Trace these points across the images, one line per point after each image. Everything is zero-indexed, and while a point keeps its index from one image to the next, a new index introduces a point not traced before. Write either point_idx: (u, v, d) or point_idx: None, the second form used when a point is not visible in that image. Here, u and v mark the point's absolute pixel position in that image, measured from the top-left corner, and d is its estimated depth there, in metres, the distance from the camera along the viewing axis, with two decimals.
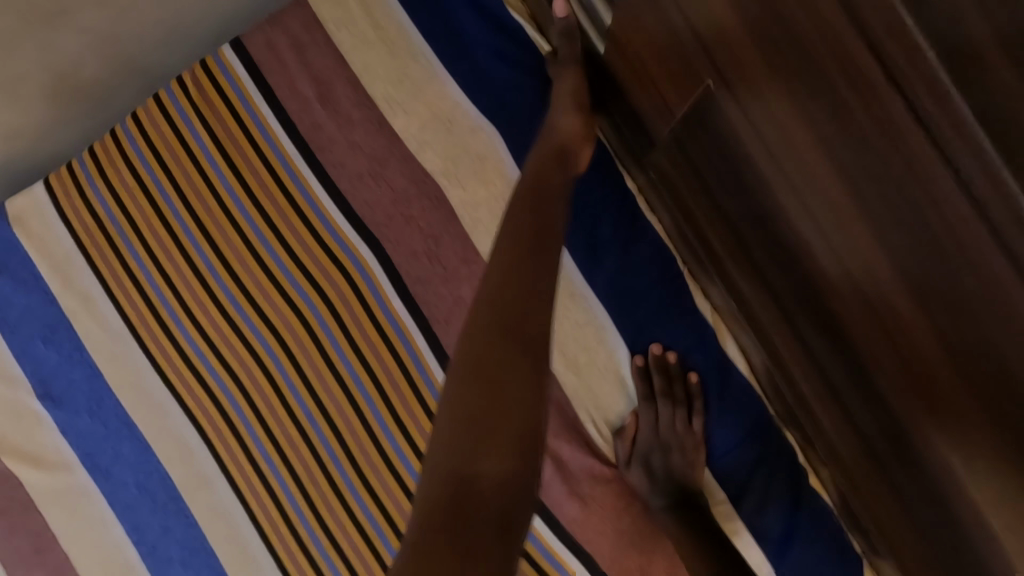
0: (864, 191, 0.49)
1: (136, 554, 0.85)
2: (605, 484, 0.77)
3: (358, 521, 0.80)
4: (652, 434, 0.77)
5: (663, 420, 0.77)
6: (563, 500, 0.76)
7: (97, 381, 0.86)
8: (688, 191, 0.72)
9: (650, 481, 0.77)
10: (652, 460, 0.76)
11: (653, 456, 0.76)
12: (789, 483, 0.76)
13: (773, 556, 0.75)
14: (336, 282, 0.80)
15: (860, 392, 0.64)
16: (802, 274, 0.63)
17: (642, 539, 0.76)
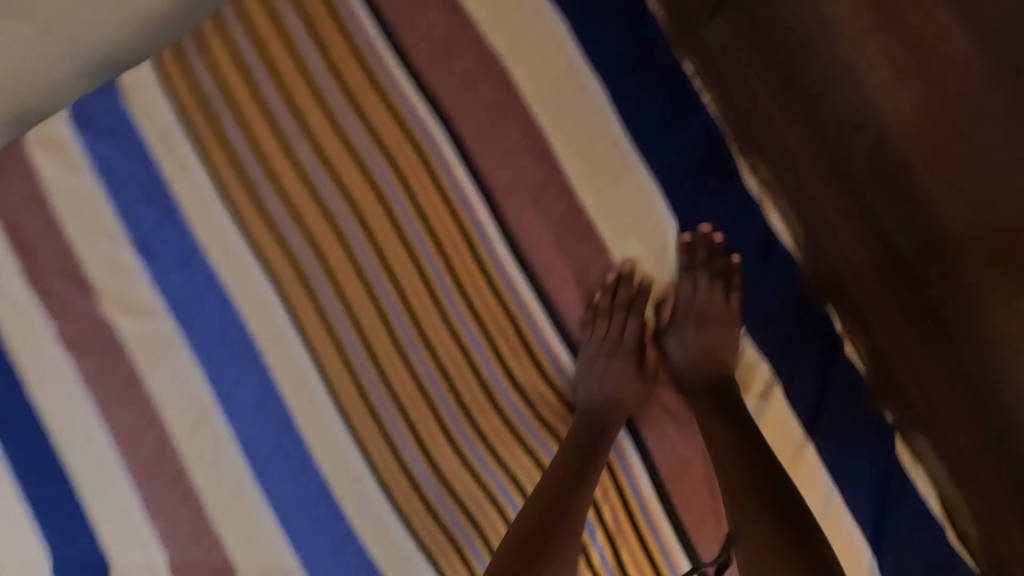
0: (986, 17, 0.58)
1: (212, 400, 0.96)
2: (642, 352, 0.87)
3: (419, 378, 0.89)
4: (690, 305, 0.83)
5: (701, 291, 0.83)
6: (599, 354, 0.86)
7: (186, 240, 0.96)
8: (746, 57, 0.80)
9: (687, 350, 0.84)
10: (687, 329, 0.84)
11: (688, 326, 0.84)
12: (823, 349, 0.81)
13: (807, 421, 0.81)
14: (411, 153, 0.88)
15: (913, 233, 0.71)
16: (865, 122, 0.71)
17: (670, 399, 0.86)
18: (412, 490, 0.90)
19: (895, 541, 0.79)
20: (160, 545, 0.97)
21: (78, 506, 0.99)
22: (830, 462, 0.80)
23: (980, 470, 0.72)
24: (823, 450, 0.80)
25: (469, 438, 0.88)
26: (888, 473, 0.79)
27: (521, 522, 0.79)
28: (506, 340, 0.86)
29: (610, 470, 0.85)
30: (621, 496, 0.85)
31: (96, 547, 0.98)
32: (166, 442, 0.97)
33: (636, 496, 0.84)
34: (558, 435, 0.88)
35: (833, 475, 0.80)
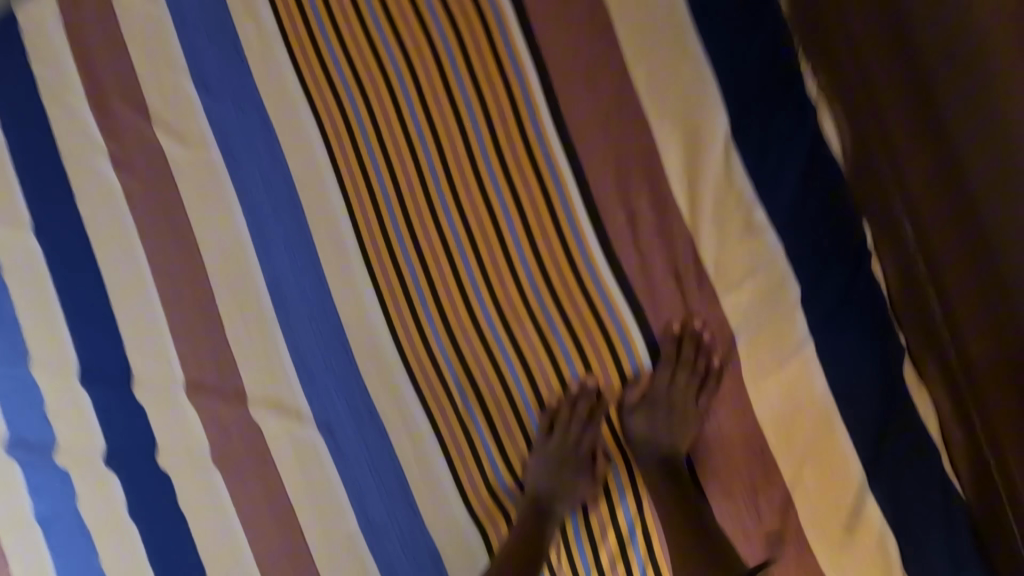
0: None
1: (246, 236, 1.00)
2: (672, 247, 0.84)
3: (444, 237, 0.91)
4: (668, 369, 0.85)
5: (680, 383, 0.84)
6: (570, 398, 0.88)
7: (243, 76, 0.98)
8: None
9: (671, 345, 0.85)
10: (657, 417, 0.86)
11: (659, 386, 0.86)
12: (852, 261, 0.80)
13: (816, 328, 0.81)
14: (473, 11, 0.87)
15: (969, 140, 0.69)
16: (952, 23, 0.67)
17: (639, 412, 0.87)
18: (421, 344, 0.93)
19: (892, 461, 0.79)
20: (181, 365, 1.03)
21: (112, 317, 1.05)
22: (832, 374, 0.81)
23: (989, 389, 0.73)
24: (825, 358, 0.81)
25: (484, 303, 0.90)
26: (892, 396, 0.80)
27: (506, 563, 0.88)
28: (535, 212, 0.87)
29: (615, 358, 0.88)
30: (620, 372, 0.88)
31: (125, 358, 1.05)
32: (200, 269, 1.02)
33: (617, 480, 0.91)
34: (564, 311, 0.88)
35: (831, 385, 0.81)
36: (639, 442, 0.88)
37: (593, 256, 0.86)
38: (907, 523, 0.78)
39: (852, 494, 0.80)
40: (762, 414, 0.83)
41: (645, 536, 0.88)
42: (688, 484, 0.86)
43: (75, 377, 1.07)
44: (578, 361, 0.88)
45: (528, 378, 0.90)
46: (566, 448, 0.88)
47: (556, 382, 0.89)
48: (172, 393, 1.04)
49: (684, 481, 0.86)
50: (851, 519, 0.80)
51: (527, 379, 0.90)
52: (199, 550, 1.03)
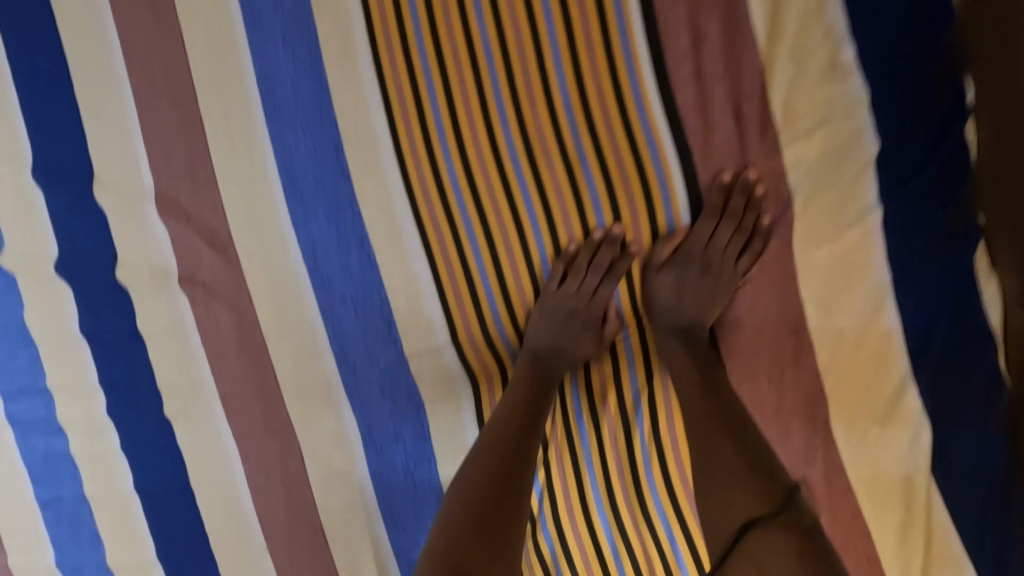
0: None
1: (239, 20, 0.84)
2: (738, 83, 0.72)
3: (472, 43, 0.77)
4: (711, 224, 0.75)
5: (721, 239, 0.75)
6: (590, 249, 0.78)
7: None
8: None
9: (716, 198, 0.75)
10: (687, 277, 0.77)
11: (696, 242, 0.76)
12: (941, 119, 0.69)
13: (886, 190, 0.71)
14: None
15: None
16: None
17: (667, 272, 0.78)
18: (427, 168, 0.81)
19: (941, 351, 0.72)
20: (149, 169, 0.90)
21: (69, 104, 0.88)
22: (895, 246, 0.72)
23: None
24: (890, 227, 0.71)
25: (508, 130, 0.79)
26: (954, 280, 0.72)
27: (493, 476, 0.80)
28: (585, 23, 0.74)
29: (649, 209, 0.77)
30: (652, 226, 0.78)
31: (85, 152, 0.90)
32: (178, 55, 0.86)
33: (628, 348, 0.83)
34: (601, 149, 0.77)
35: (891, 258, 0.72)
36: (660, 306, 0.79)
37: (643, 84, 0.74)
38: (950, 419, 0.72)
39: (891, 382, 0.73)
40: (807, 284, 0.74)
41: (651, 404, 0.82)
42: (707, 355, 0.77)
43: (26, 170, 0.91)
44: (606, 208, 0.78)
45: (547, 221, 0.79)
46: (580, 302, 0.80)
47: (578, 230, 0.79)
48: (139, 202, 0.91)
49: (703, 352, 0.78)
50: (887, 411, 0.73)
51: (545, 223, 0.80)
52: (158, 377, 0.94)
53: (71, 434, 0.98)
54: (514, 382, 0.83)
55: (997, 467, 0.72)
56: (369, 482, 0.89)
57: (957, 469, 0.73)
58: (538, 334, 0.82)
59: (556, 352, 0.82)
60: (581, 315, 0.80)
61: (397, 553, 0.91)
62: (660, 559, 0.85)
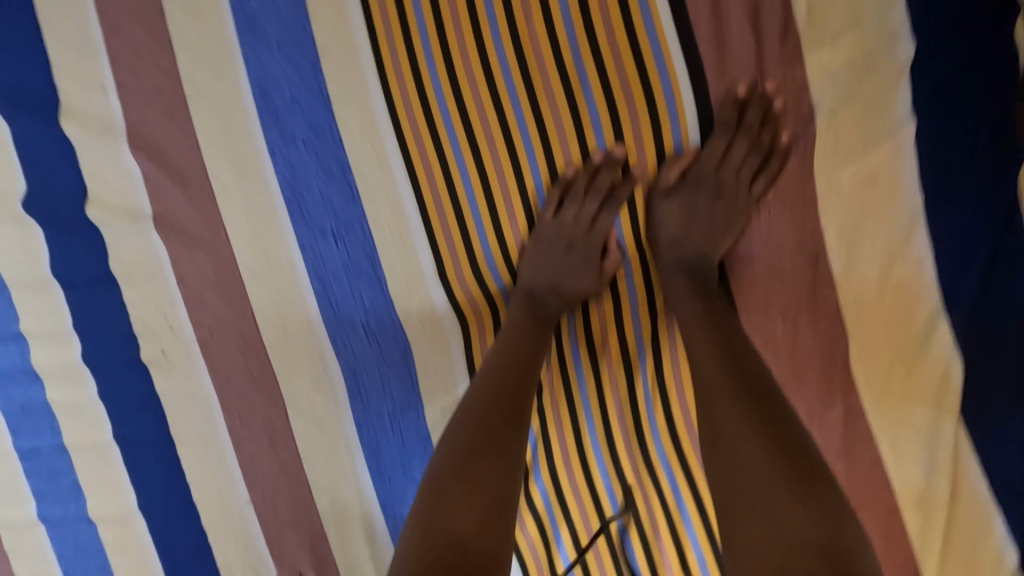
0: None
1: None
2: None
3: None
4: (723, 140, 0.70)
5: (733, 158, 0.70)
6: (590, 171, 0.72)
7: None
8: None
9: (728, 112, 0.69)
10: (697, 202, 0.72)
11: (706, 162, 0.71)
12: (988, 19, 0.61)
13: (919, 104, 0.64)
14: None
15: None
16: None
17: (674, 198, 0.72)
18: (412, 85, 0.74)
19: (975, 284, 0.65)
20: (119, 96, 0.82)
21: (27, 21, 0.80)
22: (926, 167, 0.65)
23: None
24: (922, 145, 0.64)
25: (501, 43, 0.71)
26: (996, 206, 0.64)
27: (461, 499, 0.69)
28: None
29: (654, 130, 0.70)
30: (657, 147, 0.71)
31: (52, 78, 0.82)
32: None
33: (629, 281, 0.77)
34: (602, 63, 0.69)
35: (921, 180, 0.65)
36: (666, 236, 0.73)
37: None
38: (989, 356, 0.65)
39: (919, 316, 0.67)
40: (830, 210, 0.68)
41: (654, 342, 0.77)
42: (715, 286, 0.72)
43: None
44: (607, 126, 0.71)
45: (542, 142, 0.73)
46: (578, 232, 0.75)
47: (576, 152, 0.72)
48: (111, 134, 0.84)
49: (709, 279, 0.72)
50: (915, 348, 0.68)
51: (540, 144, 0.73)
52: (133, 320, 0.88)
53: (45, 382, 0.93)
54: (508, 320, 0.78)
55: None
56: (352, 426, 0.84)
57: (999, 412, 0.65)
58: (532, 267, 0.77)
59: (553, 288, 0.76)
60: (579, 245, 0.75)
61: (382, 504, 0.86)
62: (660, 501, 0.81)
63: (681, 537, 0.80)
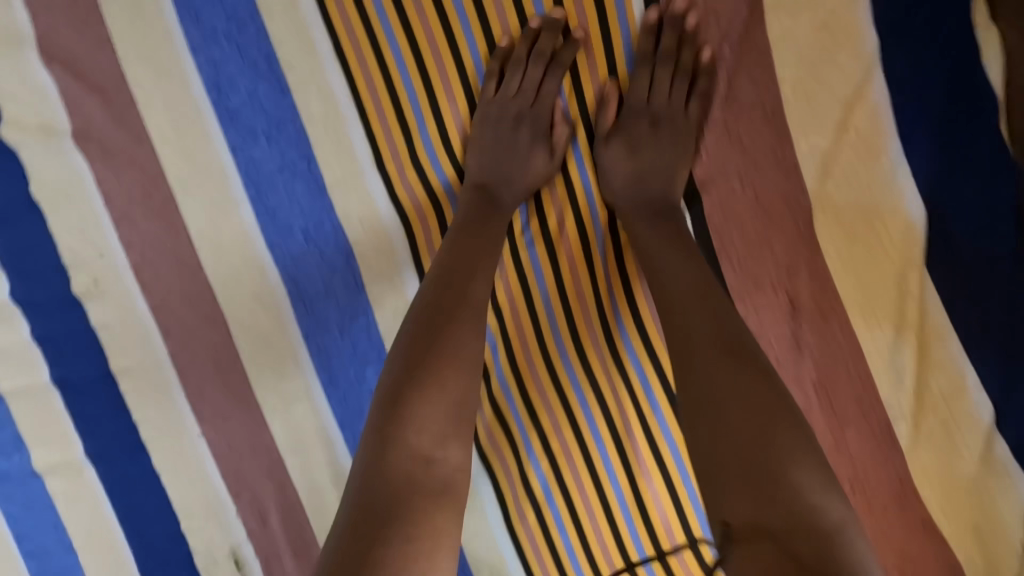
0: None
1: None
2: None
3: None
4: (649, 70, 0.70)
5: (661, 93, 0.71)
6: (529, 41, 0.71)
7: None
8: None
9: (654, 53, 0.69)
10: (639, 136, 0.71)
11: (636, 96, 0.71)
12: None
13: None
14: None
15: None
16: None
17: (615, 140, 0.72)
18: None
19: (934, 137, 0.62)
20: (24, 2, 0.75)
21: None
22: (879, 11, 0.62)
23: None
24: None
25: None
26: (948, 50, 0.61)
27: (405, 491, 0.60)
28: None
29: None
30: (598, 6, 0.69)
31: None
32: None
33: (578, 156, 0.75)
34: None
35: (875, 27, 0.62)
36: (615, 178, 0.71)
37: None
38: (951, 199, 0.63)
39: (880, 166, 0.64)
40: (785, 63, 0.65)
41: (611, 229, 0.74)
42: (656, 159, 0.70)
43: None
44: None
45: (477, 12, 0.70)
46: (519, 104, 0.73)
47: (515, 20, 0.71)
48: (18, 49, 0.77)
49: (653, 181, 0.70)
50: (868, 200, 0.65)
51: (476, 15, 0.70)
52: (60, 251, 0.82)
53: None
54: (458, 218, 0.73)
55: (999, 266, 0.63)
56: (299, 342, 0.80)
57: (961, 263, 0.64)
58: (478, 146, 0.74)
59: (500, 174, 0.73)
60: (525, 118, 0.73)
61: (337, 424, 0.82)
62: (630, 395, 0.76)
63: (649, 421, 0.76)
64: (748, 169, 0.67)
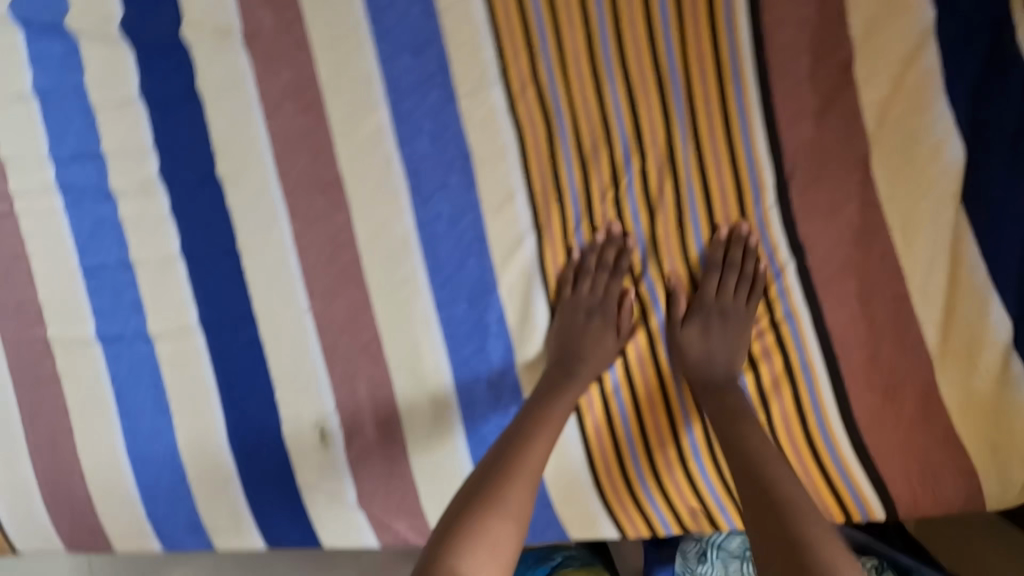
0: None
1: None
2: None
3: None
4: (721, 278, 0.83)
5: (731, 293, 0.83)
6: (601, 276, 0.86)
7: None
8: None
9: (721, 277, 0.83)
10: (711, 323, 0.84)
11: (708, 291, 0.84)
12: None
13: None
14: None
15: None
16: None
17: (691, 323, 0.85)
18: None
19: (974, 96, 0.76)
20: None
21: None
22: None
23: None
24: None
25: None
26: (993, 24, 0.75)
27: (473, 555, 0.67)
28: None
29: None
30: (724, 124, 0.81)
31: None
32: None
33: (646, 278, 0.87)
34: None
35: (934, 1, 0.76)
36: (691, 353, 0.84)
37: None
38: (985, 148, 0.76)
39: (925, 120, 0.77)
40: (856, 43, 0.78)
41: (706, 181, 0.82)
42: (722, 343, 0.83)
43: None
44: None
45: (623, 75, 0.83)
46: (594, 303, 0.87)
47: (660, 122, 0.83)
48: None
49: (719, 359, 0.83)
50: (914, 132, 0.77)
51: (619, 68, 0.83)
52: (212, 136, 0.95)
53: (121, 199, 1.00)
54: (540, 383, 0.87)
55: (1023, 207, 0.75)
56: (411, 229, 0.90)
57: (992, 202, 0.76)
58: (559, 328, 0.89)
59: (575, 356, 0.87)
60: (593, 327, 0.86)
61: (434, 308, 0.91)
62: (699, 422, 0.88)
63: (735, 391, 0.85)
64: (825, 98, 0.79)
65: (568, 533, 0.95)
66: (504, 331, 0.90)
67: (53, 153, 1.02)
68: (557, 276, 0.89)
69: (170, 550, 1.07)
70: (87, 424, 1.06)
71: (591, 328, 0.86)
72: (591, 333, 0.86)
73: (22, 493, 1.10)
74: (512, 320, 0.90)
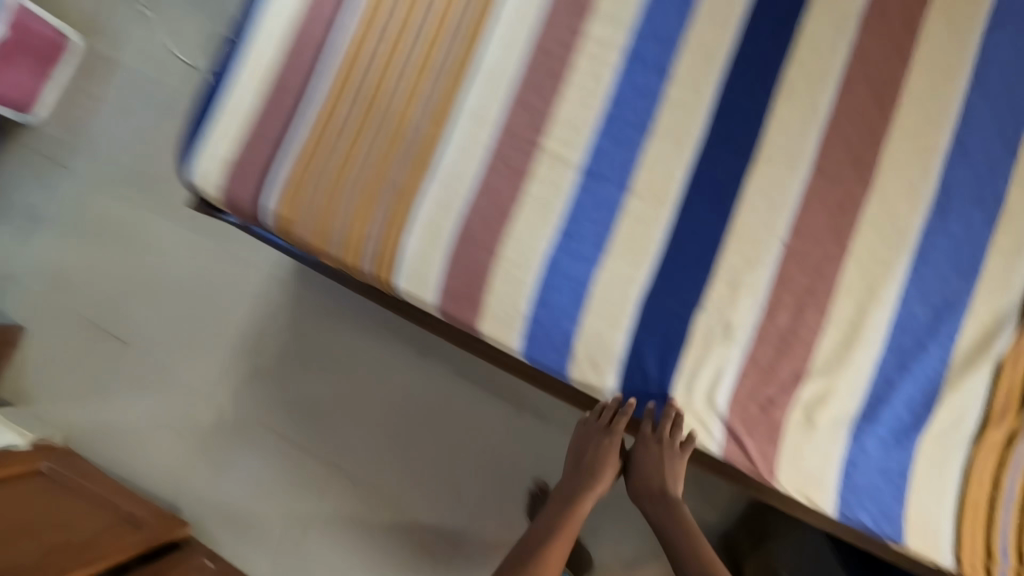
0: None
1: None
2: None
3: None
4: (652, 442, 1.25)
5: (670, 454, 1.23)
6: (594, 431, 1.32)
7: None
8: None
9: (649, 445, 1.26)
10: (647, 459, 1.28)
11: (648, 434, 1.25)
12: None
13: None
14: None
15: None
16: None
17: (643, 451, 1.29)
18: None
19: None
20: None
21: None
22: None
23: None
24: None
25: None
26: None
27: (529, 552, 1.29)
28: None
29: None
30: None
31: None
32: None
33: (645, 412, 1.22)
34: None
35: None
36: (643, 467, 1.29)
37: None
38: None
39: None
40: None
41: None
42: (656, 466, 1.27)
43: None
44: None
45: None
46: (603, 432, 1.31)
47: None
48: None
49: (659, 475, 1.29)
50: None
51: None
52: (783, 77, 1.16)
53: (671, 83, 1.21)
54: (569, 463, 1.40)
55: None
56: (916, 230, 1.07)
57: None
58: (582, 434, 1.35)
59: (586, 470, 1.36)
60: (603, 449, 1.31)
61: (897, 297, 1.06)
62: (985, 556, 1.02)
63: None
64: None
65: (903, 538, 1.03)
66: (950, 346, 1.03)
67: (637, 22, 1.25)
68: (1023, 330, 1.02)
69: (534, 361, 1.22)
70: (527, 225, 1.24)
71: (603, 472, 1.35)
72: (611, 455, 1.33)
73: (432, 241, 1.28)
74: (968, 336, 1.04)
